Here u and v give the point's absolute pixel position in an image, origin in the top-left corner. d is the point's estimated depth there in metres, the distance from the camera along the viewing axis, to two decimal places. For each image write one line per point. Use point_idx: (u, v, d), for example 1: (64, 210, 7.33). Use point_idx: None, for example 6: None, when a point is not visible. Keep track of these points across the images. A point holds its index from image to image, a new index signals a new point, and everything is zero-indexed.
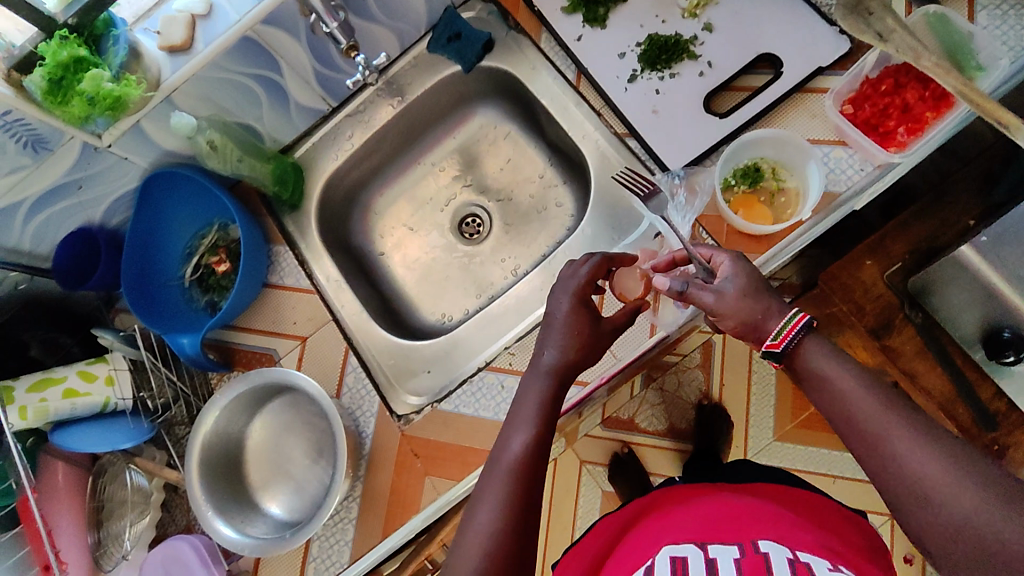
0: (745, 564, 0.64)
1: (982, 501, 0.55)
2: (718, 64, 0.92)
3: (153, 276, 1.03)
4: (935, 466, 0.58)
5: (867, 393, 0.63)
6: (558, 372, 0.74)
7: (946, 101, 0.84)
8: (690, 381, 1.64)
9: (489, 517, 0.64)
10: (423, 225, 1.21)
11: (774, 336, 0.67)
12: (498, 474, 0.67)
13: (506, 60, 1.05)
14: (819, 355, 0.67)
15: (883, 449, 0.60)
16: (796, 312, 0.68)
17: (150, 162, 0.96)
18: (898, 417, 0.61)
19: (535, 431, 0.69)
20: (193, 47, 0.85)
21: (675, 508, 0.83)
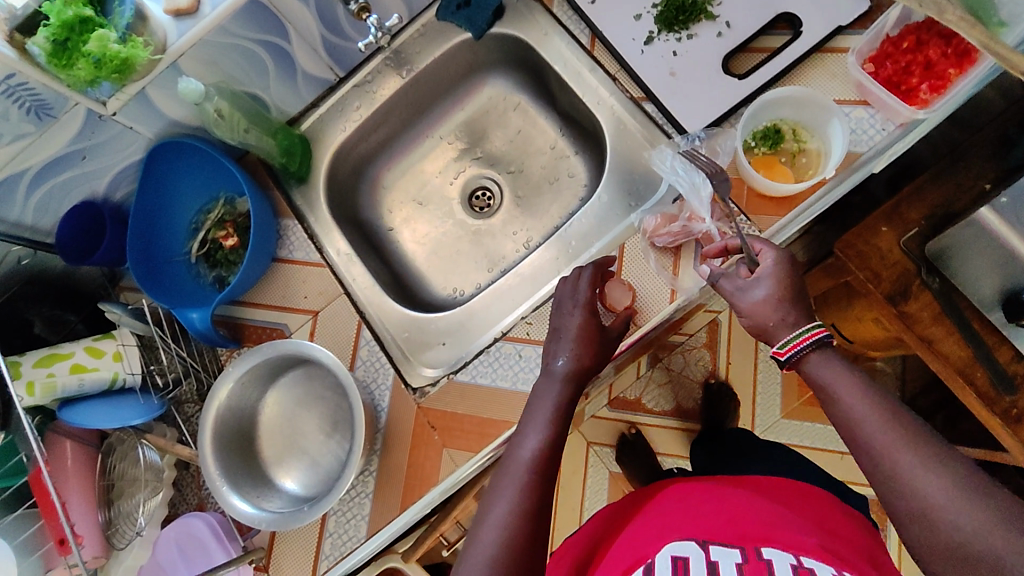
0: (747, 570, 0.64)
1: (979, 518, 0.56)
2: (736, 25, 0.91)
3: (158, 252, 1.00)
4: (933, 480, 0.59)
5: (868, 403, 0.65)
6: (572, 377, 0.78)
7: (969, 58, 0.82)
8: (697, 360, 1.65)
9: (499, 523, 0.66)
10: (432, 200, 1.19)
11: (781, 344, 0.70)
12: (509, 484, 0.69)
13: (517, 26, 1.03)
14: (824, 364, 0.69)
15: (882, 461, 0.62)
16: (815, 325, 0.70)
17: (155, 132, 0.93)
18: (898, 431, 0.62)
19: (545, 441, 0.72)
20: (199, 10, 0.82)
21: (677, 502, 0.82)
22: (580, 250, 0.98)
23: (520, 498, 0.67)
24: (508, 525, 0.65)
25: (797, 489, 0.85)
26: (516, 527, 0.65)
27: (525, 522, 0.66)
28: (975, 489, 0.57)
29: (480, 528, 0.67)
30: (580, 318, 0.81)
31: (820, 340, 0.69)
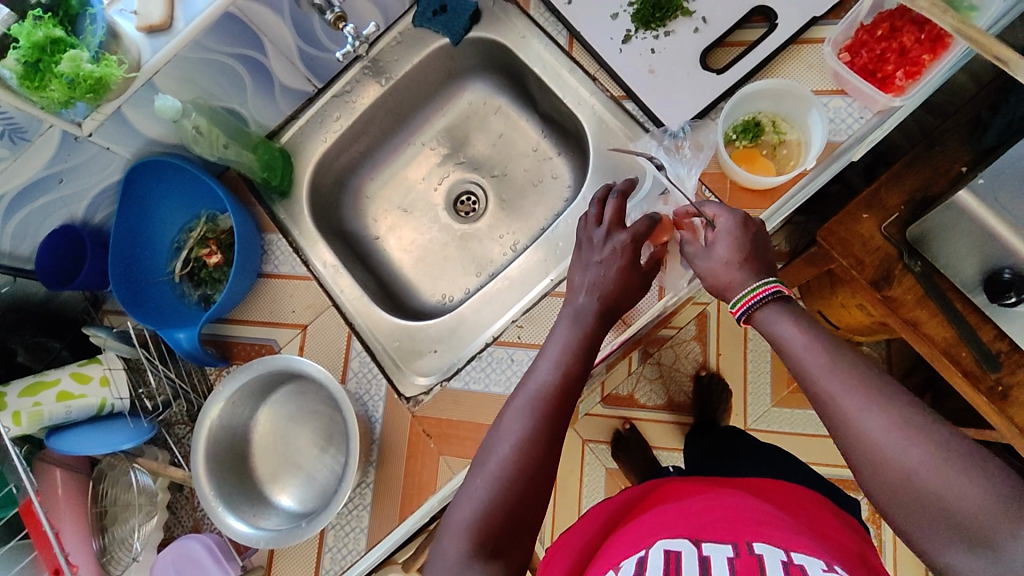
0: (738, 565, 0.64)
1: (927, 460, 0.55)
2: (712, 20, 0.91)
3: (141, 273, 0.98)
4: (882, 425, 0.58)
5: (820, 360, 0.64)
6: (596, 313, 0.78)
7: (943, 42, 0.83)
8: (687, 353, 1.66)
9: (481, 490, 0.65)
10: (416, 207, 1.18)
11: (733, 303, 0.71)
12: (515, 417, 0.69)
13: (494, 30, 1.04)
14: (777, 321, 0.68)
15: (833, 410, 0.61)
16: (769, 280, 0.70)
17: (133, 152, 0.92)
18: (846, 378, 0.61)
19: (562, 371, 0.72)
20: (173, 26, 0.82)
21: (669, 504, 0.83)
22: (567, 251, 0.98)
23: (526, 431, 0.68)
24: (489, 493, 0.65)
25: (784, 493, 0.87)
26: (510, 473, 0.65)
27: (535, 453, 0.66)
28: (923, 431, 0.57)
29: (460, 498, 0.66)
30: (611, 262, 0.81)
31: (772, 295, 0.70)
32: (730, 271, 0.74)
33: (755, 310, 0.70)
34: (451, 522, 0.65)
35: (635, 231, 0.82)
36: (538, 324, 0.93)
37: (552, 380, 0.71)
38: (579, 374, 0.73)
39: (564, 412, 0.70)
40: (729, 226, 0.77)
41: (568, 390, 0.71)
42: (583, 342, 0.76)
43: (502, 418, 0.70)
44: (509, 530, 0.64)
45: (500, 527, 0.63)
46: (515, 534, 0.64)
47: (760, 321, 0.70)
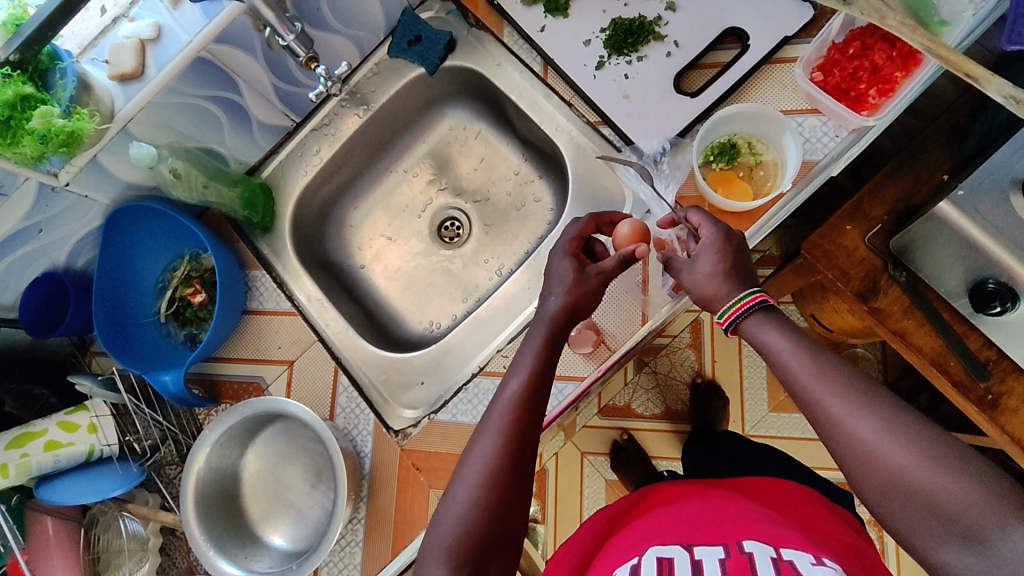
0: (729, 565, 0.63)
1: (915, 459, 0.54)
2: (684, 44, 0.91)
3: (126, 315, 0.99)
4: (869, 426, 0.56)
5: (804, 363, 0.61)
6: (560, 315, 0.73)
7: (914, 59, 0.83)
8: (683, 360, 1.65)
9: (453, 516, 0.62)
10: (401, 233, 1.18)
11: (720, 314, 0.67)
12: (488, 435, 0.65)
13: (469, 59, 1.04)
14: (762, 330, 0.65)
15: (818, 413, 0.59)
16: (754, 291, 0.66)
17: (112, 198, 0.92)
18: (830, 381, 0.59)
19: (527, 380, 0.68)
20: (145, 73, 0.82)
21: (662, 511, 0.82)
22: None
23: (499, 449, 0.64)
24: (466, 514, 0.61)
25: (784, 494, 0.86)
26: (482, 494, 0.62)
27: (507, 472, 0.63)
28: (910, 429, 0.55)
29: (435, 521, 0.63)
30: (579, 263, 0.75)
31: (759, 304, 0.66)
32: (714, 286, 0.68)
33: (741, 322, 0.66)
34: (428, 546, 0.62)
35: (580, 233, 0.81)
36: None
37: (518, 392, 0.67)
38: (545, 378, 0.69)
39: (533, 426, 0.66)
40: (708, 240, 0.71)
41: (535, 401, 0.67)
42: (546, 347, 0.71)
43: (476, 435, 0.66)
44: (486, 551, 0.61)
45: (476, 549, 0.61)
46: (493, 554, 0.62)
47: (747, 330, 0.66)
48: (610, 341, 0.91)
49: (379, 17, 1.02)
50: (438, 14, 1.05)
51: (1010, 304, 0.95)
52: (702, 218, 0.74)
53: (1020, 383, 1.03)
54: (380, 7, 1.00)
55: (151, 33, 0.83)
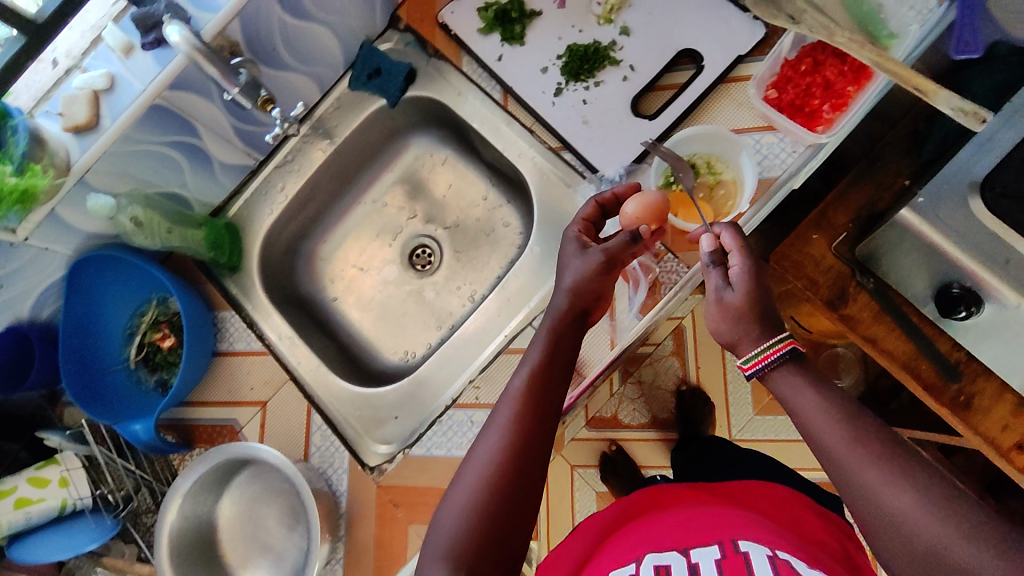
0: (726, 566, 0.65)
1: (954, 536, 0.51)
2: (640, 68, 0.92)
3: (94, 364, 0.98)
4: (907, 499, 0.53)
5: (837, 429, 0.58)
6: (565, 312, 0.74)
7: (866, 73, 0.82)
8: (667, 369, 1.59)
9: (450, 520, 0.61)
10: (373, 263, 1.18)
11: (744, 359, 0.65)
12: (490, 435, 0.65)
13: (430, 90, 1.05)
14: (790, 386, 0.63)
15: (851, 481, 0.57)
16: (784, 337, 0.64)
17: (74, 248, 0.92)
18: (865, 449, 0.57)
19: (530, 377, 0.68)
20: (99, 123, 0.83)
21: (652, 515, 0.83)
22: (520, 304, 0.98)
23: (498, 448, 0.63)
24: (464, 518, 0.60)
25: (771, 494, 0.87)
26: (480, 496, 0.61)
27: (507, 471, 0.62)
28: (950, 504, 0.52)
29: (433, 526, 0.62)
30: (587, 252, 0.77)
31: (790, 354, 0.63)
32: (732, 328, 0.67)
33: (771, 369, 0.64)
34: (427, 552, 0.61)
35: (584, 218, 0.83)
36: (496, 383, 0.93)
37: (521, 386, 0.67)
38: (558, 368, 0.70)
39: (538, 424, 0.65)
40: (738, 274, 0.67)
41: (540, 398, 0.67)
42: (551, 342, 0.72)
43: (479, 437, 0.66)
44: (490, 551, 0.59)
45: (474, 554, 0.59)
46: (495, 560, 0.59)
47: (773, 381, 0.64)
48: (581, 366, 0.92)
49: (337, 51, 1.02)
50: (397, 45, 1.05)
51: (974, 308, 0.95)
52: (737, 245, 0.69)
53: (990, 384, 1.03)
54: (336, 42, 1.00)
55: (104, 83, 0.83)
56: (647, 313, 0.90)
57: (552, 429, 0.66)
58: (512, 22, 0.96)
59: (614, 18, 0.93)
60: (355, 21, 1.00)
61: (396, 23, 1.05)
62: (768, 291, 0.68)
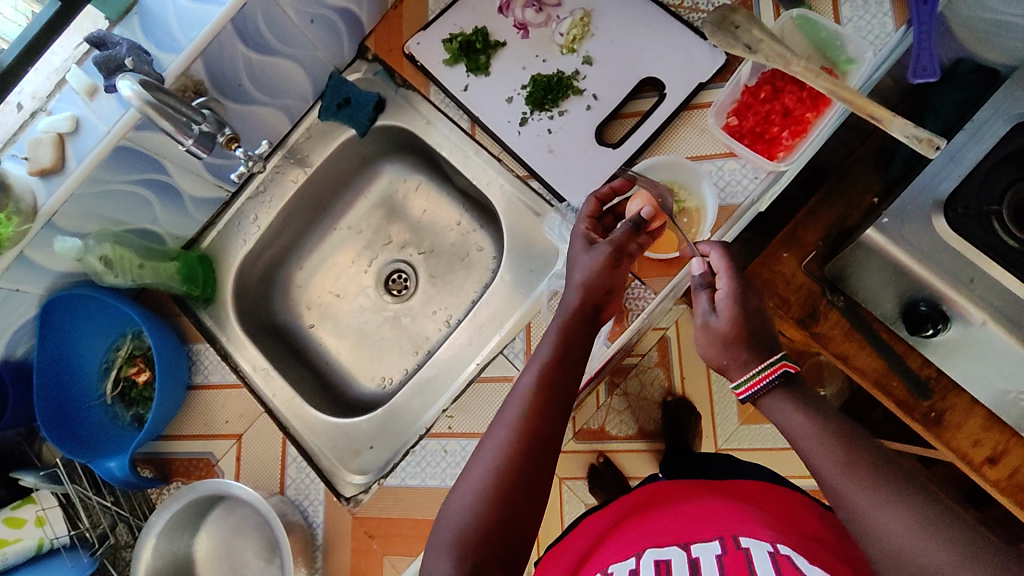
0: (727, 563, 0.63)
1: (951, 557, 0.52)
2: (603, 97, 0.93)
3: (71, 402, 0.98)
4: (904, 521, 0.55)
5: (832, 454, 0.61)
6: (577, 308, 0.75)
7: (823, 100, 0.85)
8: (653, 380, 1.41)
9: (458, 511, 0.62)
10: (349, 289, 1.17)
11: (736, 385, 0.69)
12: (499, 429, 0.66)
13: (399, 119, 1.05)
14: (783, 410, 0.66)
15: (849, 505, 0.58)
16: (775, 361, 0.67)
17: (46, 288, 0.92)
18: (860, 473, 0.59)
19: (541, 372, 0.69)
20: (65, 166, 0.84)
21: (650, 508, 0.82)
22: (493, 330, 0.99)
23: (507, 440, 0.64)
24: (472, 510, 0.61)
25: (768, 491, 0.85)
26: (488, 487, 0.62)
27: (516, 463, 0.63)
28: (946, 527, 0.54)
29: (441, 519, 0.63)
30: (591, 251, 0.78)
31: (781, 377, 0.66)
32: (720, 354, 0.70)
33: (765, 392, 0.67)
34: (434, 543, 0.62)
35: (590, 216, 0.83)
36: (468, 412, 0.92)
37: (529, 383, 0.68)
38: (566, 366, 0.71)
39: (549, 418, 0.66)
40: (725, 297, 0.71)
41: (551, 392, 0.68)
42: (561, 341, 0.72)
43: (489, 431, 0.67)
44: (497, 543, 0.60)
45: (482, 544, 0.59)
46: (503, 551, 0.60)
47: (767, 406, 0.67)
48: None
49: (305, 83, 1.03)
50: (365, 75, 1.06)
51: (942, 326, 0.95)
52: (726, 266, 0.74)
53: (961, 399, 1.04)
54: (304, 73, 1.01)
55: (68, 126, 0.84)
56: (615, 339, 0.90)
57: (563, 424, 0.67)
58: (477, 53, 0.97)
59: (577, 48, 0.94)
60: (322, 53, 1.01)
61: (363, 53, 1.06)
62: (761, 310, 0.72)
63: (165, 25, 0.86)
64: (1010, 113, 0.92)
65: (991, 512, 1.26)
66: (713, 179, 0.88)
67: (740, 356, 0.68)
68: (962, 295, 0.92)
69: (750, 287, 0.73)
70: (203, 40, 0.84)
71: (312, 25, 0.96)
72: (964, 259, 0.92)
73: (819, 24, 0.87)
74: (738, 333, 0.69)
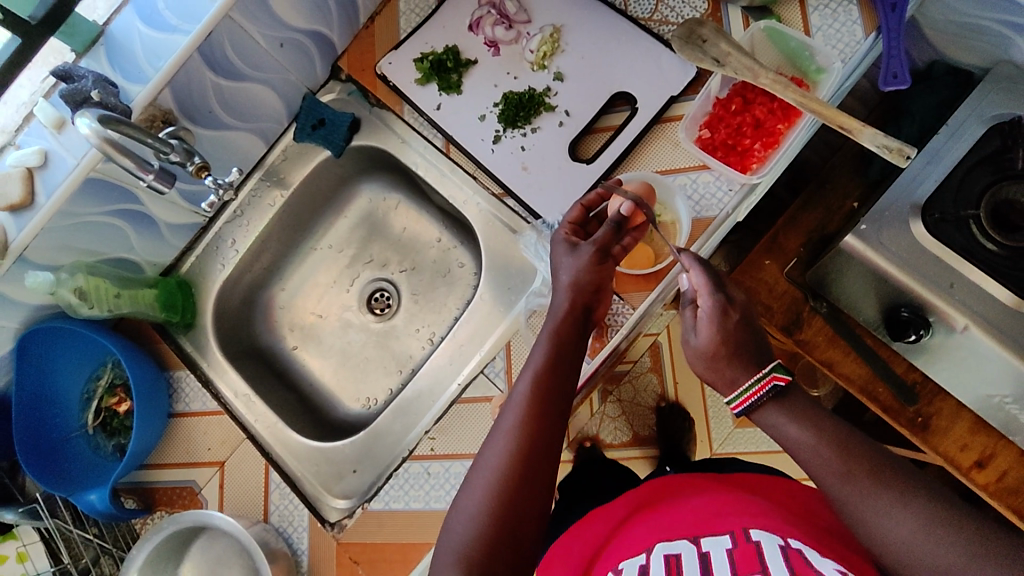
0: (737, 557, 0.59)
1: (960, 559, 0.52)
2: (575, 113, 0.92)
3: (51, 433, 0.98)
4: (910, 526, 0.55)
5: (833, 463, 0.60)
6: (568, 308, 0.74)
7: (794, 111, 0.85)
8: (646, 387, 1.35)
9: (461, 522, 0.61)
10: (331, 309, 1.15)
11: (730, 401, 0.67)
12: (498, 435, 0.65)
13: (375, 138, 1.04)
14: (777, 422, 0.64)
15: (854, 513, 0.58)
16: (762, 376, 0.65)
17: (22, 321, 0.93)
18: (862, 481, 0.58)
19: (535, 375, 0.68)
20: (34, 201, 0.84)
21: (666, 500, 0.77)
22: (473, 350, 0.99)
23: (506, 448, 0.63)
24: (475, 520, 0.60)
25: (786, 483, 0.80)
26: (488, 497, 0.61)
27: (516, 471, 0.62)
28: (954, 526, 0.53)
29: (445, 530, 0.62)
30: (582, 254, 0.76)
31: (772, 391, 0.65)
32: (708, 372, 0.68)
33: (758, 405, 0.65)
34: (439, 556, 0.61)
35: (572, 221, 0.81)
36: (450, 434, 0.92)
37: (526, 388, 0.67)
38: (562, 368, 0.69)
39: (547, 421, 0.65)
40: (705, 318, 0.69)
41: (547, 394, 0.66)
42: (555, 343, 0.71)
43: (486, 439, 0.66)
44: (501, 553, 0.59)
45: (486, 555, 0.59)
46: (507, 560, 0.59)
47: (763, 419, 0.66)
48: None
49: (278, 106, 1.02)
50: (339, 95, 1.05)
51: (924, 332, 0.94)
52: (705, 283, 0.71)
53: (948, 403, 1.04)
54: (277, 97, 1.01)
55: (37, 160, 0.83)
56: (596, 356, 0.89)
57: (561, 427, 0.66)
58: (448, 72, 0.96)
59: (548, 64, 0.94)
60: (294, 75, 1.00)
61: (337, 73, 1.05)
62: (746, 322, 0.69)
63: (132, 56, 0.85)
64: (985, 116, 0.93)
65: (988, 511, 1.25)
66: (687, 192, 0.88)
67: (731, 373, 0.67)
68: (944, 303, 0.91)
69: (732, 299, 0.70)
70: (169, 70, 0.84)
71: (283, 49, 0.96)
72: (943, 265, 0.91)
73: (787, 35, 0.87)
74: (727, 351, 0.67)
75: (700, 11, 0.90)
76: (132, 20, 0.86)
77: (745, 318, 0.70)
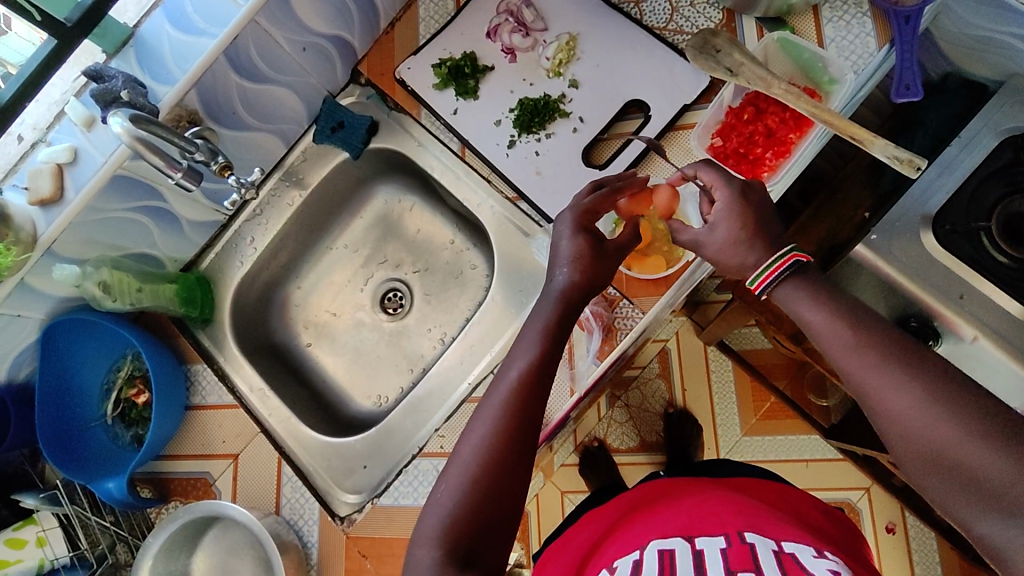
0: (731, 555, 0.60)
1: (955, 434, 0.53)
2: (588, 119, 0.94)
3: (73, 421, 1.01)
4: (907, 394, 0.55)
5: (840, 339, 0.60)
6: (567, 293, 0.72)
7: (805, 121, 0.87)
8: (653, 392, 1.38)
9: (446, 496, 0.60)
10: (345, 308, 1.17)
11: (752, 280, 0.67)
12: (485, 413, 0.64)
13: (392, 141, 1.06)
14: (796, 300, 0.65)
15: (854, 383, 0.59)
16: (788, 249, 0.66)
17: (47, 312, 0.96)
18: (869, 353, 0.58)
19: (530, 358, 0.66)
20: (63, 196, 0.87)
21: (658, 500, 0.78)
22: (483, 350, 1.01)
23: (493, 428, 0.63)
24: (458, 498, 0.60)
25: (772, 487, 0.80)
26: (476, 474, 0.60)
27: (502, 452, 0.61)
28: (955, 401, 0.54)
29: (428, 505, 0.62)
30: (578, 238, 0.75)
31: (793, 266, 0.65)
32: None
33: (780, 281, 0.66)
34: (420, 530, 0.60)
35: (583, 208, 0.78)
36: (459, 433, 0.93)
37: (517, 373, 0.65)
38: (551, 354, 0.68)
39: (534, 403, 0.64)
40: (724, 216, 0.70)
41: (541, 378, 0.66)
42: (550, 328, 0.69)
43: (473, 417, 0.65)
44: (481, 534, 0.59)
45: (469, 530, 0.59)
46: (489, 538, 0.59)
47: (781, 299, 0.66)
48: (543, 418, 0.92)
49: (298, 108, 1.04)
50: (359, 99, 1.07)
51: (931, 341, 0.90)
52: (714, 179, 0.72)
53: None
54: (297, 99, 1.03)
55: (67, 157, 0.87)
56: (604, 359, 0.90)
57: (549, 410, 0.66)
58: (466, 77, 0.98)
59: (563, 71, 0.96)
60: (315, 79, 1.02)
61: (356, 77, 1.07)
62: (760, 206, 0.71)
63: (160, 57, 0.89)
64: (998, 128, 0.93)
65: None
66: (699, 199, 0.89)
67: (750, 256, 0.68)
68: (955, 314, 0.90)
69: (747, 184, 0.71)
70: (196, 71, 0.86)
71: (305, 53, 0.98)
72: (955, 276, 0.90)
73: (799, 46, 0.88)
74: (729, 240, 0.69)
75: (714, 21, 0.92)
76: (161, 24, 0.90)
77: (758, 199, 0.71)
